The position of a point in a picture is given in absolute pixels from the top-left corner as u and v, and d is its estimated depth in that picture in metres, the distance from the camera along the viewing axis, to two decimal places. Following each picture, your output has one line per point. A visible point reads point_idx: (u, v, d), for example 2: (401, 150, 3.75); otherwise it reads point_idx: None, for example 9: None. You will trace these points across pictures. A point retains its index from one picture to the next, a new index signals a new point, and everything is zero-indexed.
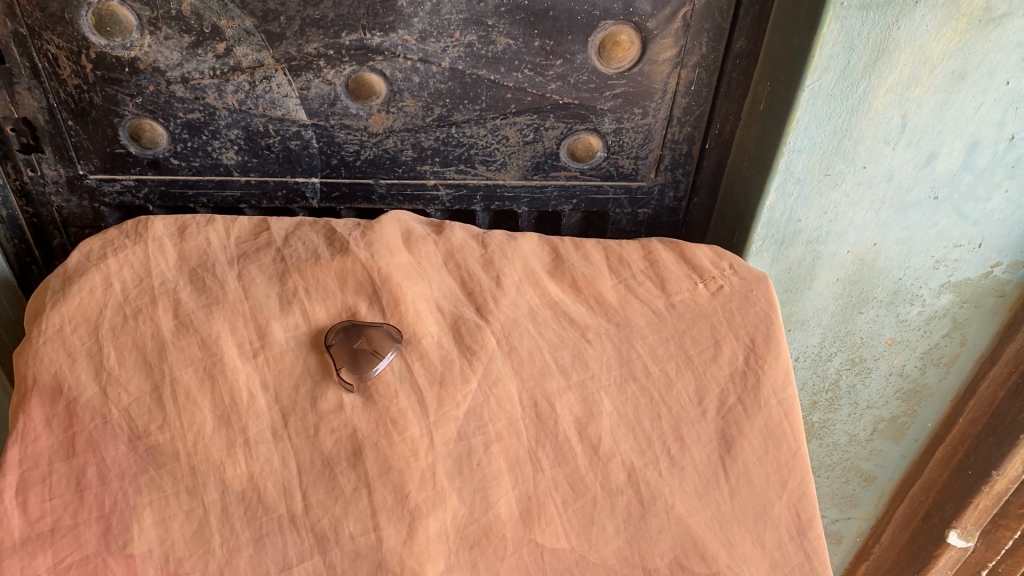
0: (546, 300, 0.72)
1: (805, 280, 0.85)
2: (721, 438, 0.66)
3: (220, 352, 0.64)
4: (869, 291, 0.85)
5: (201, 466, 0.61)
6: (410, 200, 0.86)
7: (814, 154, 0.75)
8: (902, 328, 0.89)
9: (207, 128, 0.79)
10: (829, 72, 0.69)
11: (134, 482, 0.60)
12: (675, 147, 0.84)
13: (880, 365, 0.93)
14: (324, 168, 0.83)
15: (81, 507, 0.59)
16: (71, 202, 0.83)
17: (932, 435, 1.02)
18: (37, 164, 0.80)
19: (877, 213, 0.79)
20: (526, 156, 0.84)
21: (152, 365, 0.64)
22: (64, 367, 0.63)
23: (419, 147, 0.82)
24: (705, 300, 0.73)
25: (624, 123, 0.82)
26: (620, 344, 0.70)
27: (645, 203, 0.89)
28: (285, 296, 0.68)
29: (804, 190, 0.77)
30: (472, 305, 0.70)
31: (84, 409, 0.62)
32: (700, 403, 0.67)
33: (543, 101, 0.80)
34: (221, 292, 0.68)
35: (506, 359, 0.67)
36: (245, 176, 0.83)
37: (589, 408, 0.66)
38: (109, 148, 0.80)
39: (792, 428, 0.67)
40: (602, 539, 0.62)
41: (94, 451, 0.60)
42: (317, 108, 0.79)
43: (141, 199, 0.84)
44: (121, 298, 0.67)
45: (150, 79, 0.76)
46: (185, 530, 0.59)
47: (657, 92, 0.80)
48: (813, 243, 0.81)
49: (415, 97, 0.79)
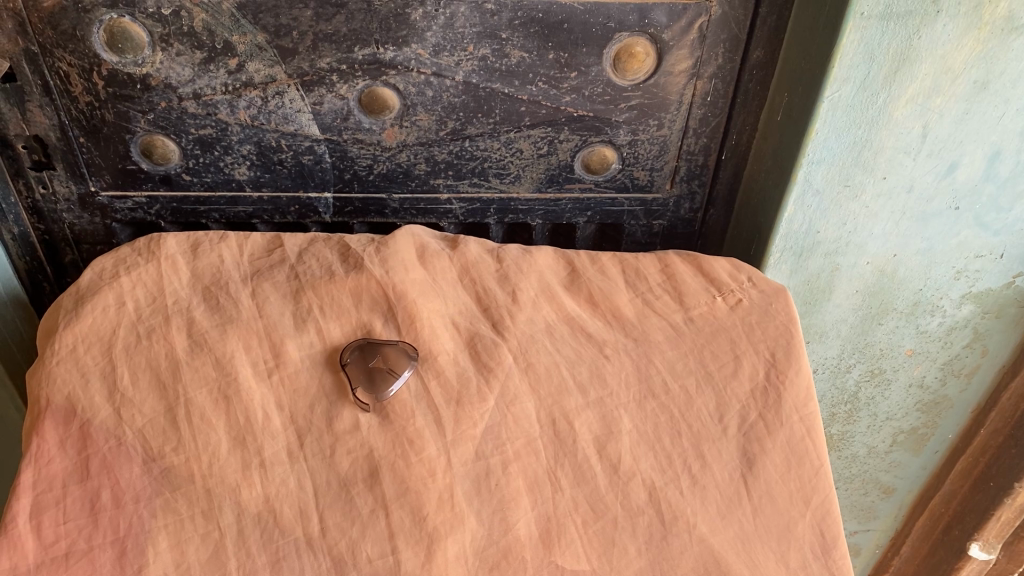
0: (562, 315, 0.71)
1: (824, 291, 0.83)
2: (743, 455, 0.65)
3: (235, 372, 0.64)
4: (889, 302, 0.84)
5: (216, 488, 0.60)
6: (423, 214, 0.86)
7: (833, 165, 0.74)
8: (923, 339, 0.88)
9: (219, 143, 0.79)
10: (848, 83, 0.69)
11: (149, 505, 0.59)
12: (691, 159, 0.83)
13: (900, 376, 0.92)
14: (336, 183, 0.83)
15: (96, 531, 0.58)
16: (83, 219, 0.83)
17: (953, 446, 1.00)
18: (48, 181, 0.80)
19: (896, 223, 0.78)
20: (540, 169, 0.83)
21: (166, 386, 0.63)
22: (77, 389, 0.63)
23: (432, 161, 0.82)
24: (724, 313, 0.72)
25: (639, 135, 0.81)
26: (638, 360, 0.69)
27: (661, 215, 0.88)
28: (299, 314, 0.67)
29: (823, 202, 0.76)
30: (488, 322, 0.70)
31: (98, 432, 0.61)
32: (720, 420, 0.66)
33: (557, 114, 0.79)
34: (235, 311, 0.67)
35: (523, 376, 0.66)
36: (257, 192, 0.83)
37: (608, 426, 0.65)
38: (120, 165, 0.80)
39: (815, 445, 0.66)
40: (624, 560, 0.60)
41: (108, 473, 0.60)
42: (330, 123, 0.78)
43: (153, 215, 0.83)
44: (134, 317, 0.67)
45: (161, 95, 0.75)
46: (200, 553, 0.58)
47: (672, 104, 0.79)
48: (831, 255, 0.80)
49: (429, 111, 0.78)
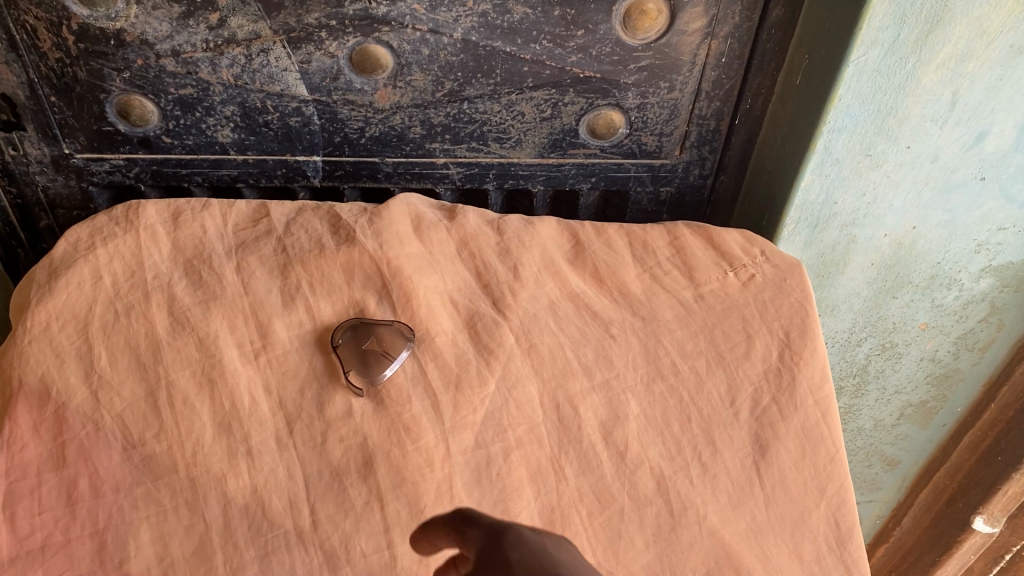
0: (566, 292, 0.67)
1: (838, 264, 0.80)
2: (755, 442, 0.62)
3: (219, 353, 0.60)
4: (905, 275, 0.80)
5: (201, 478, 0.56)
6: (418, 179, 0.81)
7: (854, 134, 0.69)
8: (937, 312, 0.85)
9: (201, 104, 0.74)
10: (876, 46, 0.64)
11: (129, 496, 0.56)
12: (702, 123, 0.78)
13: (912, 350, 0.89)
14: (326, 146, 0.78)
15: (73, 523, 0.55)
16: (57, 182, 0.78)
17: (961, 420, 0.98)
18: (18, 142, 0.75)
19: (918, 195, 0.73)
20: (543, 133, 0.78)
21: (146, 368, 0.59)
22: (52, 369, 0.59)
23: (428, 124, 0.77)
24: (735, 290, 0.68)
25: (649, 98, 0.76)
26: (646, 340, 0.65)
27: (668, 182, 0.83)
28: (287, 291, 0.63)
29: (843, 171, 0.72)
30: (489, 299, 0.66)
31: (75, 416, 0.58)
32: (731, 404, 0.63)
33: (562, 74, 0.74)
34: (219, 287, 0.63)
35: (525, 358, 0.63)
36: (242, 155, 0.78)
37: (615, 411, 0.62)
38: (95, 126, 0.75)
39: (830, 430, 0.63)
40: (631, 554, 0.57)
41: (86, 461, 0.56)
42: (319, 83, 0.73)
43: (132, 178, 0.79)
44: (111, 293, 0.63)
45: (137, 52, 0.70)
46: (185, 547, 0.54)
47: (684, 65, 0.74)
48: (848, 227, 0.76)
49: (424, 70, 0.73)
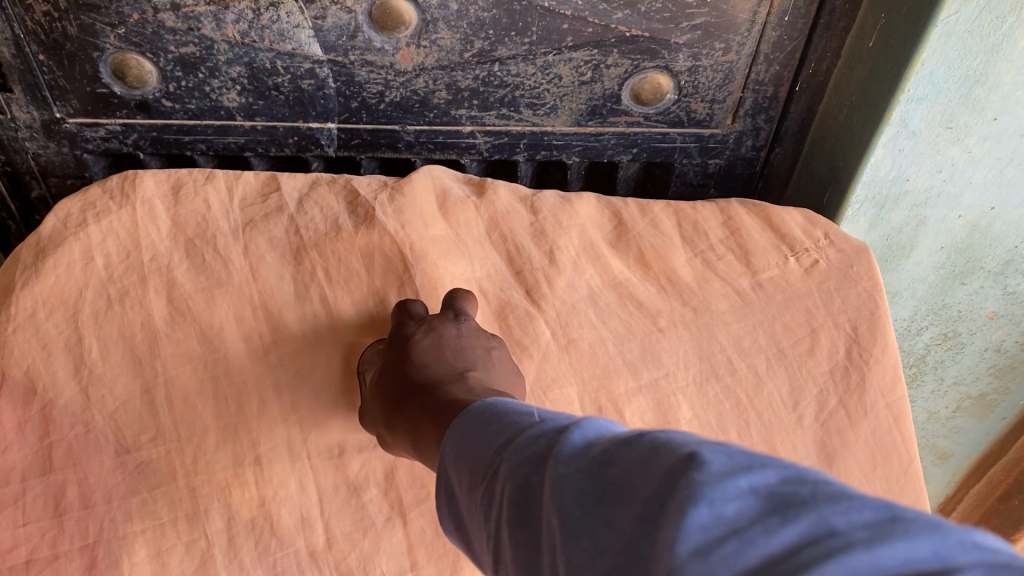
0: (608, 279, 0.60)
1: (904, 248, 0.72)
2: (821, 450, 0.58)
3: (224, 347, 0.54)
4: (977, 260, 0.73)
5: (202, 488, 0.52)
6: (442, 149, 0.74)
7: (935, 103, 0.62)
8: (1009, 300, 0.77)
9: (204, 64, 0.67)
10: (969, 3, 0.56)
11: (123, 507, 0.51)
12: (759, 89, 0.71)
13: (976, 340, 0.81)
14: (342, 112, 0.71)
15: (61, 536, 0.50)
16: (49, 149, 0.71)
17: (1022, 413, 0.91)
18: (5, 105, 0.68)
19: (1001, 172, 0.66)
20: (581, 98, 0.71)
21: (142, 363, 0.53)
22: (38, 362, 0.52)
23: (454, 88, 0.70)
24: (798, 279, 0.61)
25: (701, 61, 0.68)
26: (699, 337, 0.59)
27: (717, 153, 0.76)
28: (301, 278, 0.56)
29: (917, 145, 0.64)
30: (522, 288, 0.59)
31: (63, 416, 0.52)
32: (794, 407, 0.58)
33: (605, 33, 0.66)
34: (224, 271, 0.56)
35: (563, 355, 0.58)
36: (250, 121, 0.71)
37: (664, 415, 0.57)
38: (88, 87, 0.67)
39: (905, 437, 0.58)
40: None
41: (74, 467, 0.51)
42: (334, 41, 0.66)
43: (129, 145, 0.72)
44: (104, 276, 0.55)
45: (132, 6, 0.63)
46: (184, 566, 0.51)
47: (743, 24, 0.66)
48: (918, 206, 0.69)
49: (452, 28, 0.65)
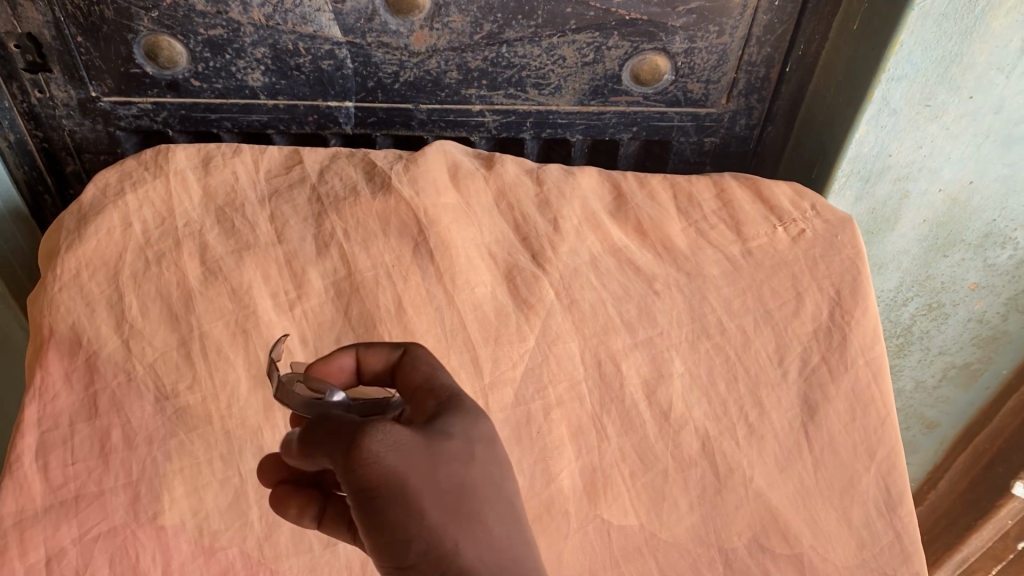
0: (608, 245, 0.65)
1: (889, 221, 0.77)
2: (804, 403, 0.60)
3: (253, 304, 0.59)
4: (958, 232, 0.77)
5: (237, 430, 0.56)
6: (453, 127, 0.79)
7: (915, 82, 0.66)
8: (989, 272, 0.81)
9: (231, 46, 0.71)
10: None
11: (163, 448, 0.55)
12: (751, 70, 0.75)
13: (959, 310, 0.86)
14: (359, 92, 0.75)
15: (106, 473, 0.53)
16: (84, 126, 0.76)
17: (1006, 382, 0.95)
18: (44, 84, 0.72)
19: (978, 147, 0.70)
20: (584, 79, 0.75)
21: (178, 318, 0.58)
22: (82, 318, 0.57)
23: (465, 68, 0.74)
24: (785, 246, 0.66)
25: (697, 43, 0.73)
26: (691, 296, 0.63)
27: (713, 132, 0.80)
28: (321, 238, 0.61)
29: (899, 121, 0.69)
30: (528, 252, 0.64)
31: (106, 365, 0.56)
32: (780, 363, 0.61)
33: (606, 16, 0.71)
34: (252, 236, 0.61)
35: (567, 314, 0.61)
36: (273, 100, 0.76)
37: (658, 368, 0.61)
38: (122, 68, 0.72)
39: (881, 392, 0.61)
40: (674, 517, 0.57)
41: (118, 411, 0.55)
42: (353, 24, 0.70)
43: (159, 123, 0.76)
44: (141, 241, 0.60)
45: None
46: (220, 501, 0.54)
47: (735, 9, 0.71)
48: (901, 180, 0.73)
49: (462, 11, 0.70)
